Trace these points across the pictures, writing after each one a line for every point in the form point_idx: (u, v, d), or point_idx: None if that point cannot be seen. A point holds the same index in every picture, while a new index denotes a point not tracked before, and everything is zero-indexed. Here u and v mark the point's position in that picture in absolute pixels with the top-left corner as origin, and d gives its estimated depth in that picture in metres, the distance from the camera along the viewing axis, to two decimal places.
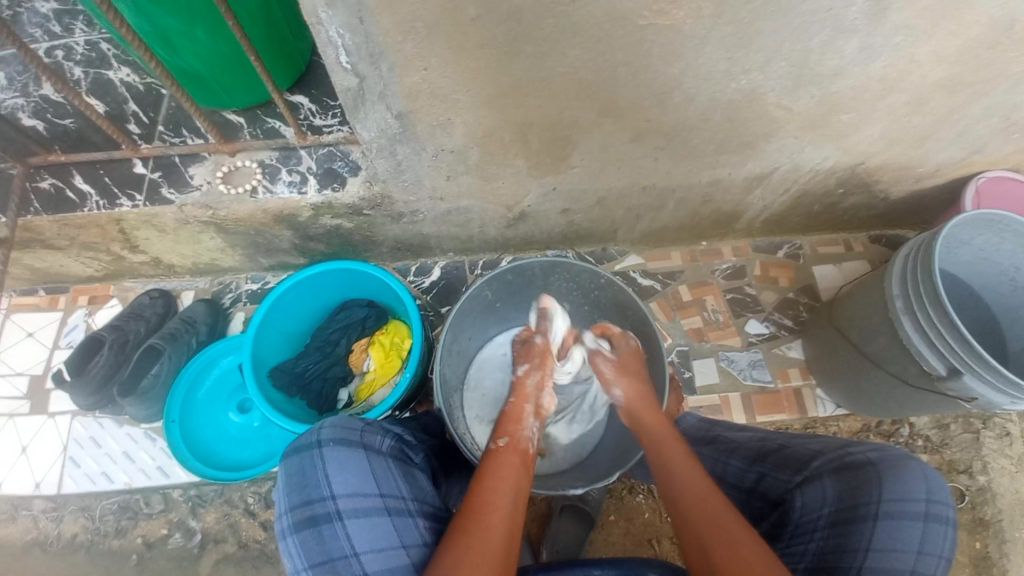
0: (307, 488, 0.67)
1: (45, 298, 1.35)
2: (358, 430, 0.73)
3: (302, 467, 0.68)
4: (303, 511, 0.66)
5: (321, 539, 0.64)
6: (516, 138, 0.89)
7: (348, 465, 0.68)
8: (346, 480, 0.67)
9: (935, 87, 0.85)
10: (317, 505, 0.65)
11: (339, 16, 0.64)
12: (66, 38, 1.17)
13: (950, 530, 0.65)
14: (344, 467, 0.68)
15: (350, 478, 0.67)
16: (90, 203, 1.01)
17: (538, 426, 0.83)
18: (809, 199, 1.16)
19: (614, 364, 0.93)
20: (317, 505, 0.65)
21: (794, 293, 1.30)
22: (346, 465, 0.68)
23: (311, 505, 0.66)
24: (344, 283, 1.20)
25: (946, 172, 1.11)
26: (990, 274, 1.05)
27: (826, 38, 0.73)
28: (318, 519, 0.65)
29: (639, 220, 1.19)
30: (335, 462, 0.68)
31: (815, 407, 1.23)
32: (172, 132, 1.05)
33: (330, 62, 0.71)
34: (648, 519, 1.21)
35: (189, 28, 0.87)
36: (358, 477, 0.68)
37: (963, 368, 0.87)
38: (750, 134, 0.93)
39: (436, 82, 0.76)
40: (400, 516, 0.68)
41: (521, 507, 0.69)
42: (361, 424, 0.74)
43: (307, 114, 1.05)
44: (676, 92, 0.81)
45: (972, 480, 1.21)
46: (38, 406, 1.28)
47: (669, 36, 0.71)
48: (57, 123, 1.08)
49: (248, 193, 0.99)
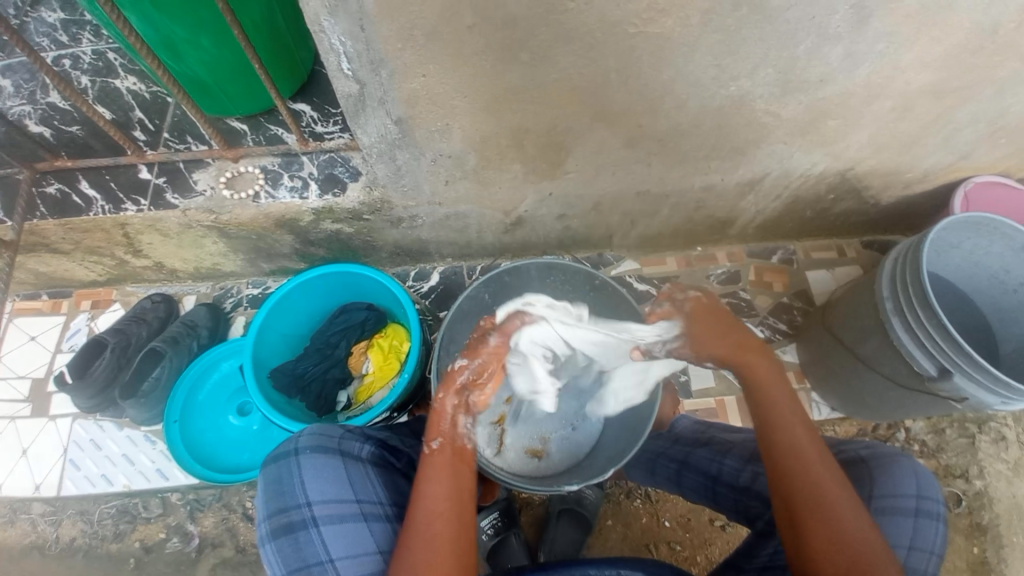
0: (283, 495, 0.68)
1: (48, 303, 1.36)
2: (337, 437, 0.75)
3: (279, 475, 0.70)
4: (280, 519, 0.67)
5: (297, 545, 0.65)
6: (513, 144, 0.91)
7: (324, 472, 0.70)
8: (321, 487, 0.68)
9: (920, 94, 0.87)
10: (292, 512, 0.67)
11: (341, 24, 0.67)
12: (73, 47, 1.19)
13: (940, 526, 0.65)
14: (320, 473, 0.69)
15: (325, 485, 0.69)
16: (96, 208, 1.03)
17: (471, 422, 0.77)
18: (802, 205, 1.18)
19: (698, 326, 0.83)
20: (293, 512, 0.67)
21: (788, 298, 1.32)
22: (322, 472, 0.70)
23: (287, 512, 0.67)
24: (344, 287, 1.21)
25: (935, 178, 1.13)
26: (981, 278, 1.07)
27: (811, 46, 0.76)
28: (294, 526, 0.66)
29: (634, 226, 1.22)
30: (310, 469, 0.69)
31: (810, 411, 1.24)
32: (177, 139, 1.08)
33: (332, 68, 0.74)
34: (646, 523, 1.21)
35: (196, 37, 0.90)
36: (334, 483, 0.69)
37: (952, 368, 0.89)
38: (741, 140, 0.95)
39: (435, 88, 0.78)
40: (377, 522, 0.70)
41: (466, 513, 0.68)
42: (340, 431, 0.77)
43: (309, 122, 1.07)
44: (667, 98, 0.84)
45: (968, 485, 1.22)
46: (39, 409, 1.29)
47: (659, 43, 0.73)
48: (63, 130, 1.10)
49: (250, 198, 1.01)
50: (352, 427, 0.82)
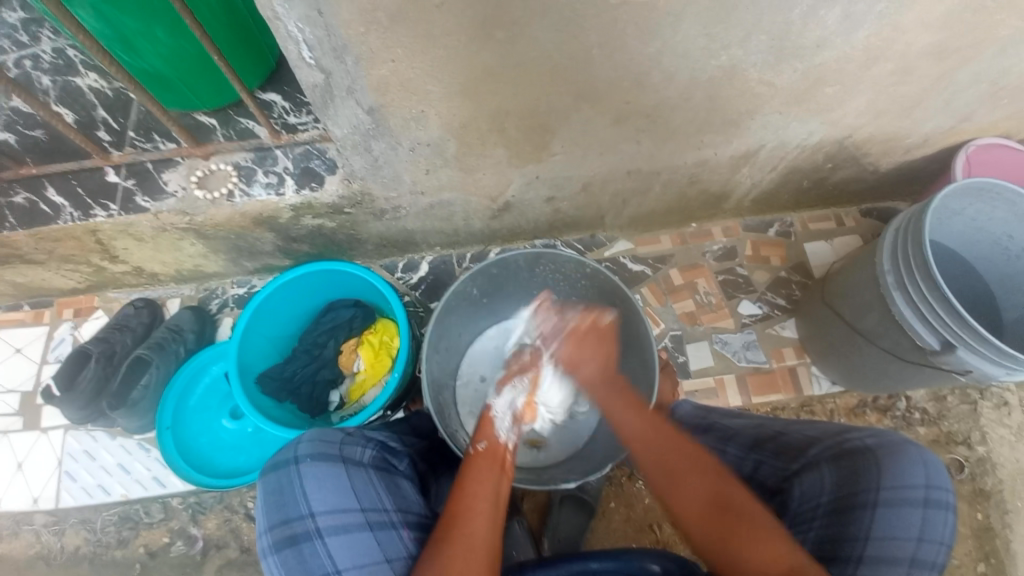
0: (285, 507, 0.66)
1: (30, 313, 1.33)
2: (337, 443, 0.72)
3: (279, 485, 0.67)
4: (283, 531, 0.65)
5: (301, 557, 0.63)
6: (493, 128, 0.87)
7: (327, 481, 0.67)
8: (325, 497, 0.66)
9: (921, 56, 0.83)
10: (296, 524, 0.64)
11: (298, 10, 0.62)
12: (33, 47, 1.14)
13: (950, 516, 0.62)
14: (323, 483, 0.66)
15: (330, 494, 0.66)
16: (65, 215, 0.99)
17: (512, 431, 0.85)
18: (799, 175, 1.14)
19: (592, 348, 0.91)
20: (296, 523, 0.64)
21: (786, 272, 1.29)
22: (324, 481, 0.67)
23: (290, 523, 0.65)
24: (330, 285, 1.19)
25: (936, 141, 1.09)
26: (982, 244, 1.03)
27: (806, 9, 0.71)
28: (298, 538, 0.64)
29: (626, 205, 1.18)
30: (313, 479, 0.67)
31: (810, 385, 1.22)
32: (143, 137, 1.03)
33: (294, 57, 0.69)
34: (649, 504, 1.20)
35: (149, 28, 0.85)
36: (337, 493, 0.66)
37: (956, 342, 0.86)
38: (733, 112, 0.91)
39: (405, 73, 0.73)
40: (383, 529, 0.68)
41: (501, 513, 0.71)
42: (340, 437, 0.73)
43: (280, 113, 1.02)
44: (654, 72, 0.79)
45: (971, 451, 1.20)
46: (30, 422, 1.27)
47: (643, 14, 0.69)
48: (27, 134, 1.05)
49: (224, 197, 0.97)
50: (352, 430, 0.78)
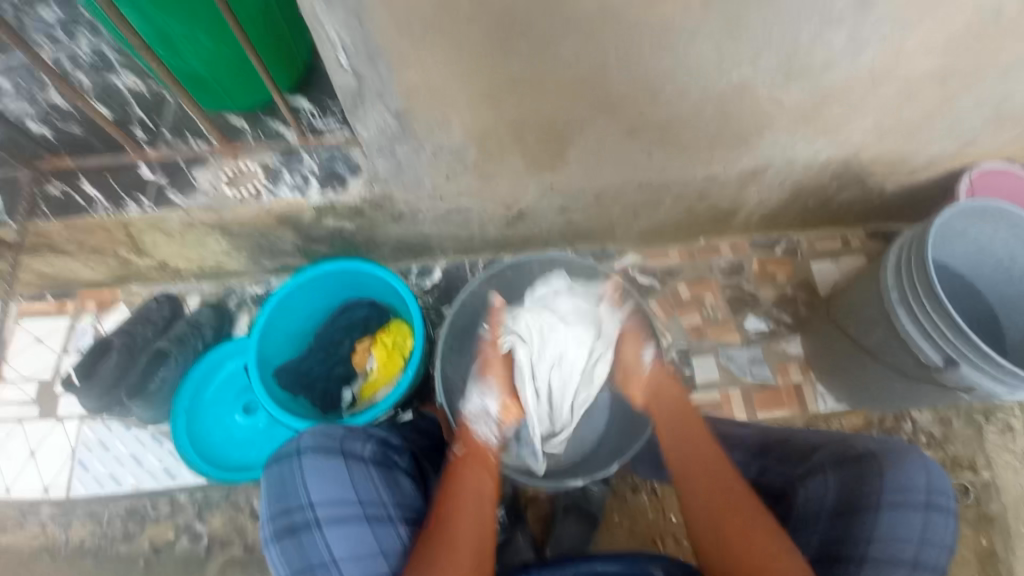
0: (286, 497, 0.68)
1: (52, 305, 1.36)
2: (339, 437, 0.74)
3: (281, 476, 0.70)
4: (283, 519, 0.68)
5: (300, 546, 0.66)
6: (513, 138, 0.91)
7: (326, 473, 0.69)
8: (325, 488, 0.68)
9: (925, 77, 0.86)
10: (296, 513, 0.67)
11: (339, 17, 0.67)
12: (71, 45, 1.19)
13: (952, 520, 0.66)
14: (322, 475, 0.69)
15: (329, 486, 0.69)
16: (99, 207, 1.03)
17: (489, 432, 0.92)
18: (805, 194, 1.18)
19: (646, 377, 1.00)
20: (296, 512, 0.67)
21: (792, 289, 1.32)
22: (324, 473, 0.69)
23: (290, 513, 0.67)
24: (348, 285, 1.22)
25: (940, 164, 1.12)
26: (985, 266, 1.06)
27: (813, 31, 0.75)
28: (297, 527, 0.67)
29: (637, 218, 1.21)
30: (313, 471, 0.69)
31: (815, 402, 1.23)
32: (177, 137, 1.07)
33: (331, 63, 0.74)
34: (652, 519, 1.21)
35: (192, 32, 0.90)
36: (337, 485, 0.69)
37: (959, 358, 0.88)
38: (743, 129, 0.94)
39: (434, 81, 0.78)
40: (379, 523, 0.70)
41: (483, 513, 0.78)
42: (342, 432, 0.75)
43: (308, 117, 1.06)
44: (668, 87, 0.83)
45: (976, 476, 1.21)
46: (46, 411, 1.29)
47: (659, 31, 0.73)
48: (64, 129, 1.10)
49: (252, 196, 1.01)
50: (353, 425, 0.80)
